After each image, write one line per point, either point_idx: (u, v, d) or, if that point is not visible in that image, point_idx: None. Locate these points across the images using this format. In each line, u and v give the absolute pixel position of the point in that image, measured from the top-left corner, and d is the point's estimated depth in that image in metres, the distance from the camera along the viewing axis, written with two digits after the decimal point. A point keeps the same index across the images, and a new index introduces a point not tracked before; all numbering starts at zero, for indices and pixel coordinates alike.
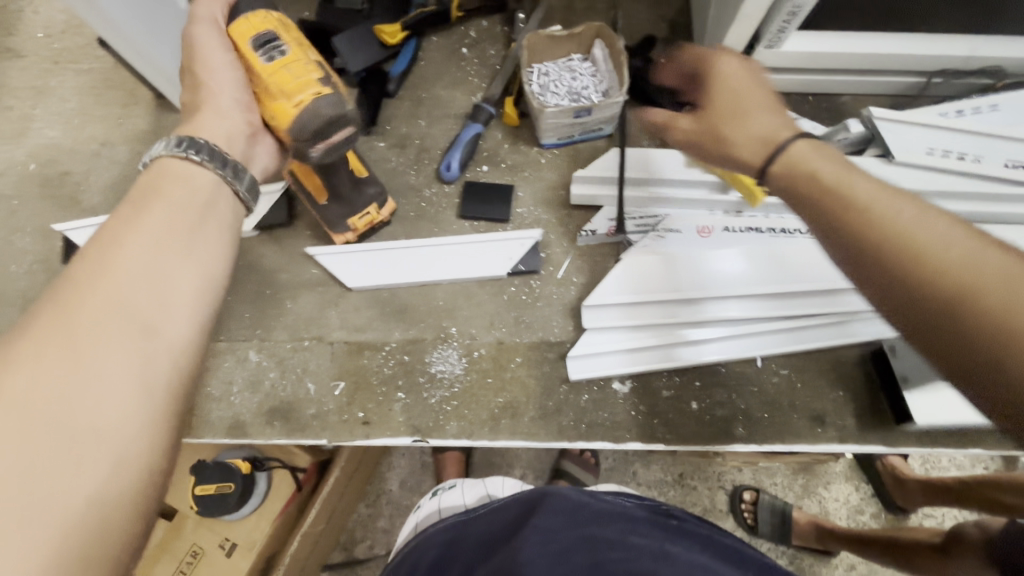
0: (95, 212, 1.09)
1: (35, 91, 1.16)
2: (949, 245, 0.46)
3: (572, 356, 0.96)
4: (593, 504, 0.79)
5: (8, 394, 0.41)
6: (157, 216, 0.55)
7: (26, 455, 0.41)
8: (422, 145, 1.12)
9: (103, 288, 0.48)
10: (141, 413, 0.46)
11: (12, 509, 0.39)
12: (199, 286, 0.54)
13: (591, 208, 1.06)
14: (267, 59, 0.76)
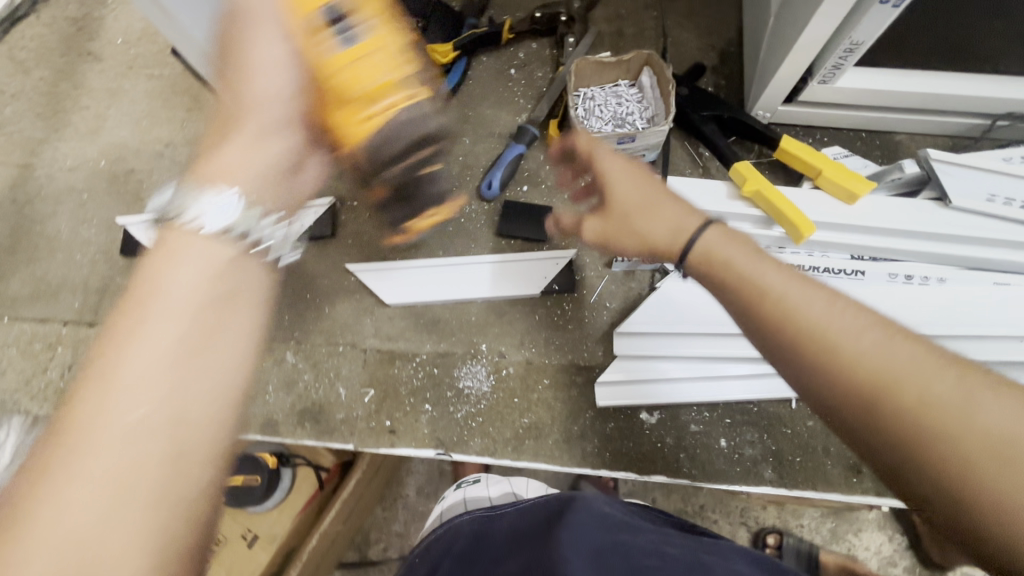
0: None
1: (110, 93, 1.24)
2: (919, 386, 0.52)
3: (601, 383, 0.96)
4: (624, 518, 0.84)
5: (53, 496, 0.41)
6: (179, 281, 0.50)
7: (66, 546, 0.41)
8: (464, 162, 1.15)
9: (124, 376, 0.46)
10: (172, 486, 0.45)
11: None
12: (232, 350, 0.51)
13: None
14: (340, 45, 0.58)
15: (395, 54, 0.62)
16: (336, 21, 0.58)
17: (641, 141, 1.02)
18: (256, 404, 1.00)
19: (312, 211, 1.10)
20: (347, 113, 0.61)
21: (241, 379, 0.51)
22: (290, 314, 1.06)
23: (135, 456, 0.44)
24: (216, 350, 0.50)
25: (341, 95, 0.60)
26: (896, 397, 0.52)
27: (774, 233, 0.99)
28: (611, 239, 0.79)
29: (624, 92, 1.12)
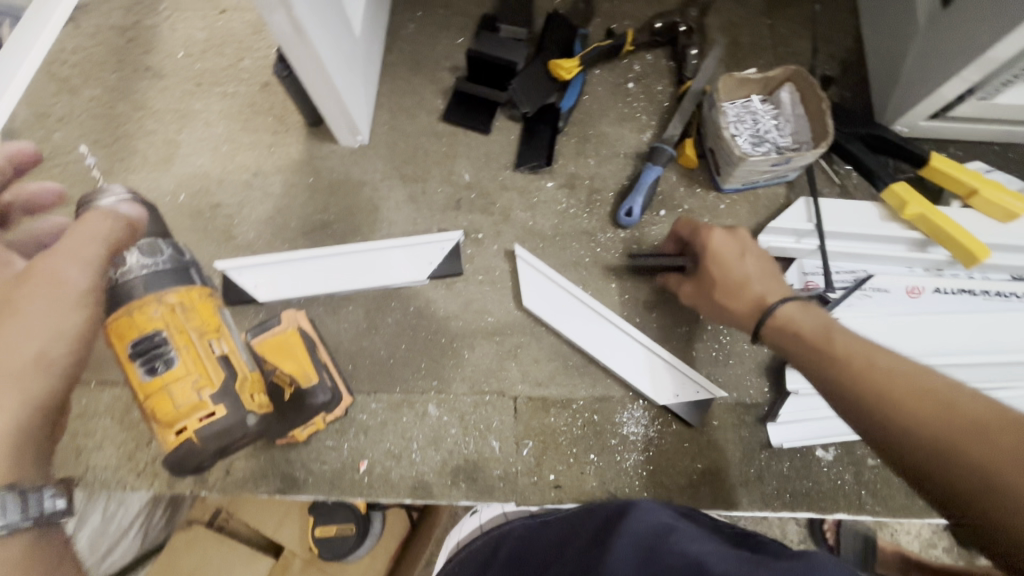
0: (252, 248, 1.02)
1: (179, 114, 1.09)
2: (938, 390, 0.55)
3: (776, 423, 0.92)
4: (678, 528, 0.67)
5: None
6: None
7: None
8: (592, 186, 1.07)
9: None
10: None
11: None
12: None
13: (778, 260, 1.01)
14: (147, 373, 0.75)
15: (202, 374, 0.76)
16: (139, 350, 0.74)
17: (794, 163, 0.96)
18: (403, 465, 0.91)
19: (439, 247, 1.00)
20: (167, 412, 0.74)
21: None
22: (426, 361, 0.96)
23: None
24: None
25: (161, 412, 0.75)
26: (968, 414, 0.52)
27: (937, 257, 0.96)
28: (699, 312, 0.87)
29: (758, 108, 1.07)
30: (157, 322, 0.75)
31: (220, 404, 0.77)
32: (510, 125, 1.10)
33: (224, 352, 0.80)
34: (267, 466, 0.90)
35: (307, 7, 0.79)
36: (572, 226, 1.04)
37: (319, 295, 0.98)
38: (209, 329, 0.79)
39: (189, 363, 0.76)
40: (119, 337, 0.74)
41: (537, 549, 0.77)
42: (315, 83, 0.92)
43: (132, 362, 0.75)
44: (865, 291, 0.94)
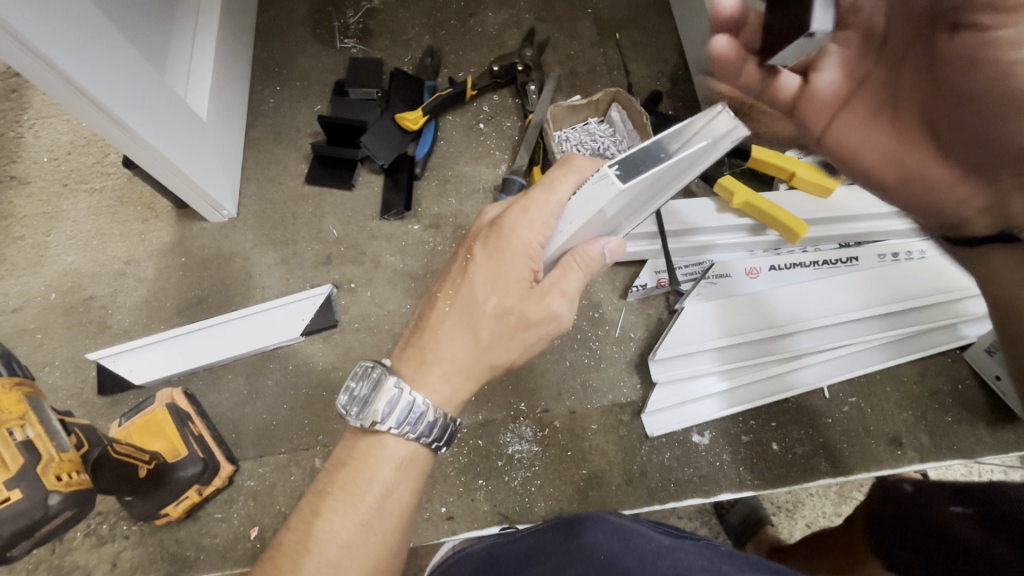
0: (129, 334, 1.04)
1: (47, 217, 1.12)
2: None
3: (649, 413, 0.96)
4: (643, 533, 0.71)
5: (331, 550, 0.57)
6: (367, 498, 0.59)
7: (358, 544, 0.58)
8: (456, 223, 1.13)
9: (335, 531, 0.57)
10: (369, 553, 0.58)
11: (349, 559, 0.57)
12: (367, 514, 0.58)
13: (633, 263, 1.08)
14: None
15: None
16: None
17: None
18: None
19: (310, 303, 1.03)
20: None
21: (380, 514, 0.59)
22: (309, 417, 0.98)
23: (355, 532, 0.58)
24: (336, 527, 0.58)
25: None
26: None
27: (770, 237, 1.04)
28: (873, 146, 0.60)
29: (596, 129, 1.16)
30: None
31: (16, 489, 0.54)
32: (373, 178, 1.16)
33: (31, 438, 0.57)
34: (156, 551, 0.90)
35: (136, 109, 0.85)
36: (440, 262, 1.09)
37: (198, 368, 1.00)
38: (12, 414, 0.57)
39: None
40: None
41: (501, 561, 0.74)
42: (144, 155, 0.91)
43: None
44: (708, 279, 1.01)
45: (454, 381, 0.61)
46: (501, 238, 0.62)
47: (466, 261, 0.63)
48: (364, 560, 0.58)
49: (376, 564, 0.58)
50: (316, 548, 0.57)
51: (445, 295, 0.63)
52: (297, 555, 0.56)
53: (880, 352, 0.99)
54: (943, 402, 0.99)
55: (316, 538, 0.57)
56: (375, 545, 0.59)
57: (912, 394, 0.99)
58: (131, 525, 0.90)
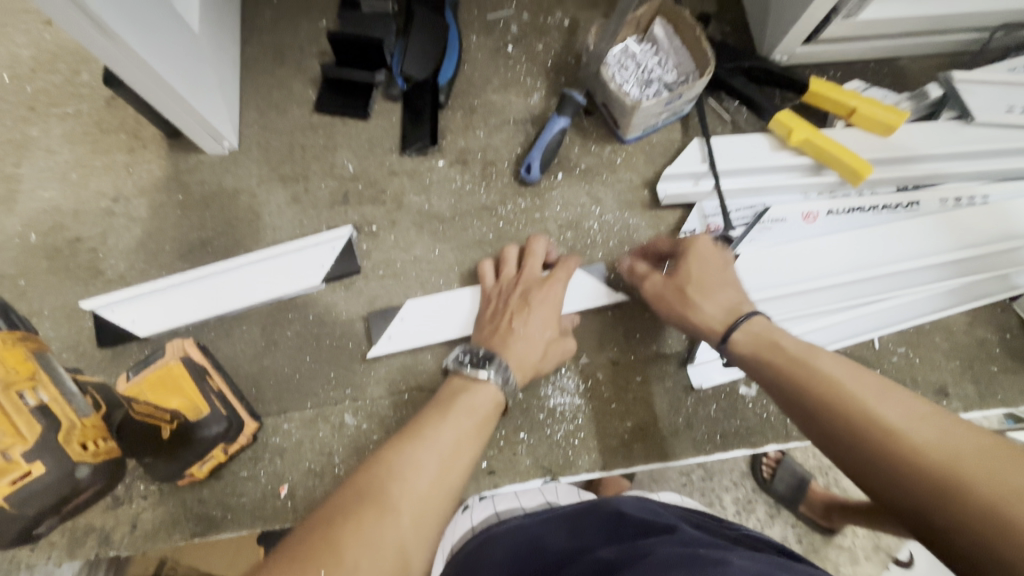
0: (126, 280, 0.93)
1: (15, 145, 0.98)
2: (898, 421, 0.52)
3: (695, 364, 0.92)
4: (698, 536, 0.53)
5: (413, 475, 0.60)
6: (446, 434, 0.66)
7: (437, 476, 0.62)
8: (486, 158, 1.02)
9: (427, 458, 0.63)
10: (430, 502, 0.60)
11: (427, 479, 0.61)
12: (447, 461, 0.64)
13: (680, 207, 1.00)
14: None
15: None
16: None
17: (687, 95, 0.94)
18: (327, 481, 0.86)
19: (330, 247, 0.94)
20: None
21: (456, 470, 0.64)
22: (337, 370, 0.90)
23: (442, 468, 0.63)
24: (429, 443, 0.65)
25: None
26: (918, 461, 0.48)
27: (828, 180, 0.97)
28: (699, 316, 0.73)
29: (636, 50, 1.03)
30: None
31: (37, 463, 0.68)
32: (390, 106, 1.03)
33: (44, 401, 0.70)
34: (179, 512, 0.84)
35: (134, 33, 0.73)
36: (470, 203, 1.00)
37: (207, 318, 0.91)
38: (24, 377, 0.69)
39: None
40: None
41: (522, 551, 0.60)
42: (140, 86, 0.80)
43: None
44: (763, 224, 0.95)
45: (516, 360, 0.78)
46: (548, 291, 0.84)
47: (525, 302, 0.83)
48: (440, 493, 0.61)
49: (437, 501, 0.61)
50: (393, 494, 0.57)
51: (513, 325, 0.82)
52: (376, 482, 0.58)
53: (933, 299, 0.97)
54: (991, 353, 0.96)
55: (412, 459, 0.62)
56: (442, 486, 0.62)
57: (960, 344, 0.97)
58: (149, 484, 0.84)
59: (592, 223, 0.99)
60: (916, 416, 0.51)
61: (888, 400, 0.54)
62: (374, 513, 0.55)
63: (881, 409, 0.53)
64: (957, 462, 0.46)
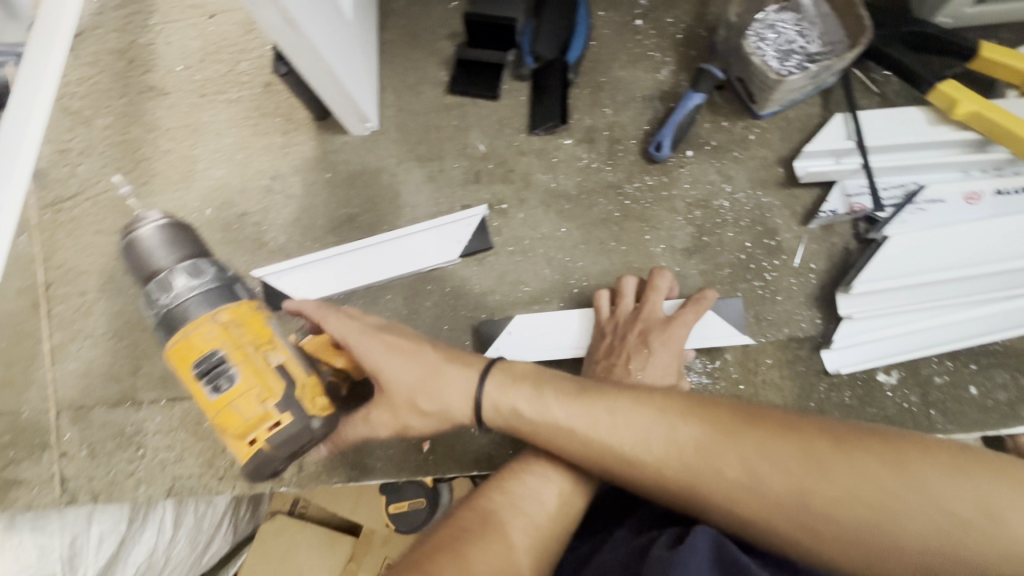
0: (285, 252, 1.04)
1: (189, 129, 1.10)
2: (711, 473, 0.59)
3: (832, 349, 0.90)
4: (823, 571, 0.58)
5: (532, 518, 0.67)
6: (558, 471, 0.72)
7: (549, 518, 0.68)
8: (612, 136, 1.02)
9: (539, 493, 0.69)
10: (548, 547, 0.66)
11: (535, 520, 0.67)
12: (558, 506, 0.69)
13: (819, 185, 0.96)
14: (210, 391, 0.66)
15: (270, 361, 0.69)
16: (205, 368, 0.67)
17: (839, 67, 0.89)
18: (464, 439, 0.94)
19: (465, 224, 0.99)
20: (233, 425, 0.66)
21: (570, 507, 0.70)
22: (471, 339, 0.97)
23: (558, 507, 0.69)
24: (531, 488, 0.70)
25: (229, 428, 0.66)
26: (768, 511, 0.57)
27: (998, 156, 0.90)
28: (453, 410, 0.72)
29: (776, 19, 0.98)
30: (213, 341, 0.68)
31: (286, 412, 0.67)
32: (518, 86, 1.06)
33: (281, 360, 0.70)
34: (336, 458, 0.95)
35: (313, 26, 0.80)
36: (596, 181, 1.01)
37: (357, 289, 1.00)
38: (263, 339, 0.70)
39: (251, 375, 0.67)
40: (181, 359, 0.69)
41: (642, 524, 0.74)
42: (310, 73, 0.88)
43: (198, 381, 0.67)
44: (919, 205, 0.89)
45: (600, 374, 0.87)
46: (673, 333, 0.83)
47: (645, 344, 0.81)
48: (554, 533, 0.67)
49: (550, 541, 0.66)
50: (510, 521, 0.65)
51: (632, 368, 0.80)
52: (490, 518, 0.65)
53: None
54: None
55: (526, 494, 0.69)
56: (553, 524, 0.67)
57: None
58: None
59: (722, 202, 0.98)
60: (716, 452, 0.60)
61: (712, 462, 0.59)
62: (494, 538, 0.63)
63: (685, 462, 0.60)
64: (793, 489, 0.56)
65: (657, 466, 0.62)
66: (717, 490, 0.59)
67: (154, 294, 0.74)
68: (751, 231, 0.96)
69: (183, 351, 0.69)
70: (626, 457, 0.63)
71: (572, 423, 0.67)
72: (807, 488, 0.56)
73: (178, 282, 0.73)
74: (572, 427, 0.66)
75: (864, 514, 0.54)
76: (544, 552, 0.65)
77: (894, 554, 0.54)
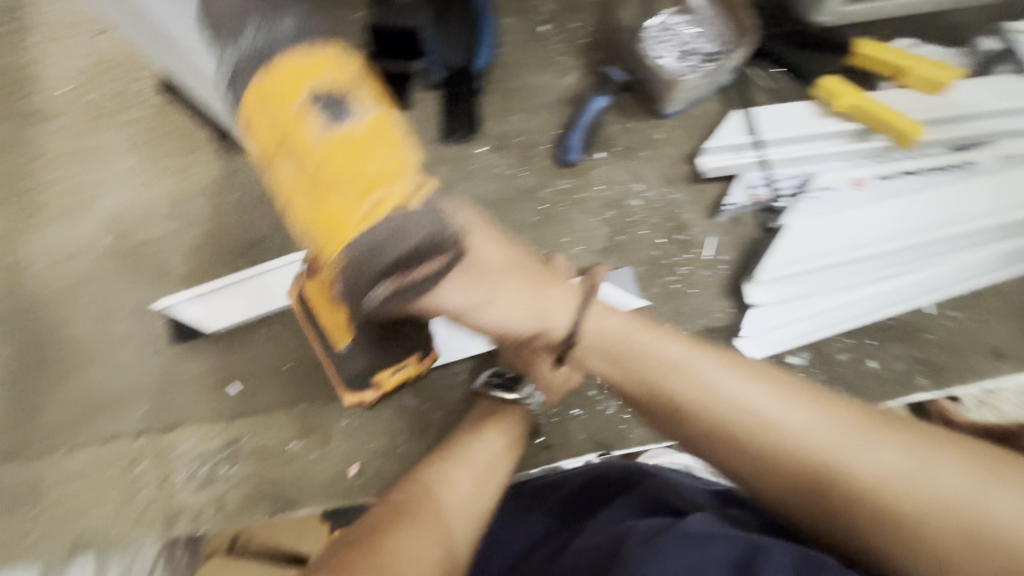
0: (192, 279, 0.98)
1: (79, 155, 1.03)
2: (801, 441, 0.61)
3: (744, 337, 0.93)
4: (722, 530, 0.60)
5: (451, 500, 0.70)
6: (477, 456, 0.77)
7: (467, 499, 0.72)
8: (525, 142, 1.03)
9: (457, 477, 0.73)
10: (466, 525, 0.69)
11: (454, 501, 0.70)
12: (474, 488, 0.73)
13: (723, 180, 1.00)
14: (331, 122, 0.54)
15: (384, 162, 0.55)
16: (328, 99, 0.54)
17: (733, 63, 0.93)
18: (393, 459, 0.91)
19: None
20: (329, 221, 0.54)
21: (486, 489, 0.74)
22: None
23: (473, 490, 0.73)
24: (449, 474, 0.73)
25: (332, 228, 0.55)
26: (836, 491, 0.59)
27: (878, 144, 0.96)
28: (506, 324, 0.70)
29: (674, 22, 1.02)
30: (346, 78, 0.56)
31: (417, 203, 0.55)
32: (429, 95, 1.05)
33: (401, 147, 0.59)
34: (259, 492, 0.90)
35: (194, 42, 0.77)
36: (512, 187, 1.01)
37: (270, 313, 0.96)
38: (384, 104, 0.58)
39: (368, 127, 0.55)
40: (290, 85, 0.55)
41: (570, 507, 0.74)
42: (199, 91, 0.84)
43: (316, 112, 0.55)
44: (811, 194, 0.94)
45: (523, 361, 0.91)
46: None
47: None
48: (471, 515, 0.70)
49: (468, 520, 0.70)
50: (429, 509, 0.68)
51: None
52: (410, 504, 0.68)
53: (994, 260, 0.95)
54: None
55: (445, 477, 0.73)
56: (471, 504, 0.71)
57: (1016, 307, 0.96)
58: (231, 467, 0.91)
59: (634, 201, 1.00)
60: (786, 398, 0.64)
61: (834, 445, 0.60)
62: (409, 522, 0.65)
63: (798, 434, 0.61)
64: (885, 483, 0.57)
65: (778, 450, 0.62)
66: (776, 454, 0.62)
67: (239, 20, 0.57)
68: (663, 227, 0.99)
69: (272, 88, 0.55)
70: (715, 414, 0.65)
71: (713, 382, 0.66)
72: (850, 452, 0.59)
73: (286, 19, 0.57)
74: (717, 387, 0.66)
75: (911, 482, 0.57)
76: (462, 530, 0.68)
77: (915, 537, 0.55)
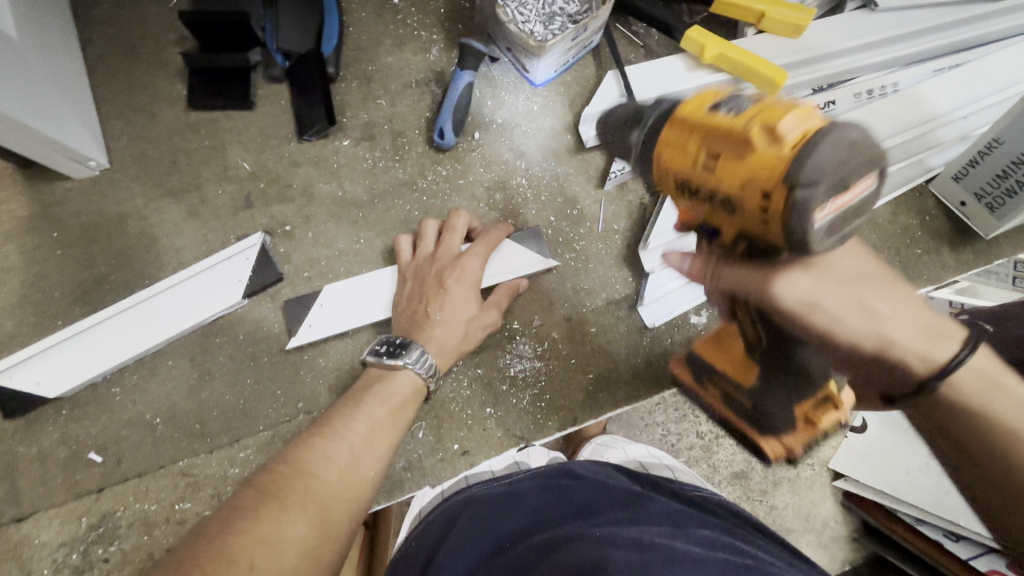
0: (19, 340, 0.83)
1: None
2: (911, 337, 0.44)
3: (645, 304, 0.92)
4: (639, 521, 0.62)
5: (329, 479, 0.59)
6: (357, 424, 0.66)
7: (346, 473, 0.61)
8: (393, 129, 0.94)
9: (334, 449, 0.62)
10: (348, 508, 0.59)
11: (331, 480, 0.59)
12: (354, 459, 0.63)
13: (606, 146, 0.97)
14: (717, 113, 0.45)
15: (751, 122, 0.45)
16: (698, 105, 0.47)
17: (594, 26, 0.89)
18: None
19: (244, 258, 0.86)
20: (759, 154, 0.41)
21: (370, 458, 0.64)
22: (281, 387, 0.85)
23: (352, 461, 0.62)
24: (328, 451, 0.62)
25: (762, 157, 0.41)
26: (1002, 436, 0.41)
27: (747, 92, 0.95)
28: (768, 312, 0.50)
29: None
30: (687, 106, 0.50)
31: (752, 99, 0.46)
32: (275, 88, 0.93)
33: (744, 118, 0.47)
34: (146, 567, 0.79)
35: None
36: (387, 181, 0.92)
37: (125, 363, 0.83)
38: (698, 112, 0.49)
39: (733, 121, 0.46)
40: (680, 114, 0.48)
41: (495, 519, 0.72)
42: None
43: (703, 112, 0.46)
44: None
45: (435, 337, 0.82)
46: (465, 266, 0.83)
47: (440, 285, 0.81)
48: (352, 494, 0.60)
49: (347, 503, 0.59)
50: (298, 486, 0.56)
51: (430, 310, 0.79)
52: (279, 490, 0.56)
53: None
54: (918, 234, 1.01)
55: (318, 452, 0.61)
56: (354, 485, 0.61)
57: (887, 234, 1.01)
58: (107, 546, 0.79)
59: (519, 180, 0.95)
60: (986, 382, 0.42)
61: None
62: (275, 508, 0.54)
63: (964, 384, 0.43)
64: None
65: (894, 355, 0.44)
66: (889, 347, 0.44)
67: None
68: (553, 203, 0.95)
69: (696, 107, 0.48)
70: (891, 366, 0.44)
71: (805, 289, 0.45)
72: None
73: None
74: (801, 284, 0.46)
75: None
76: (339, 517, 0.57)
77: None
